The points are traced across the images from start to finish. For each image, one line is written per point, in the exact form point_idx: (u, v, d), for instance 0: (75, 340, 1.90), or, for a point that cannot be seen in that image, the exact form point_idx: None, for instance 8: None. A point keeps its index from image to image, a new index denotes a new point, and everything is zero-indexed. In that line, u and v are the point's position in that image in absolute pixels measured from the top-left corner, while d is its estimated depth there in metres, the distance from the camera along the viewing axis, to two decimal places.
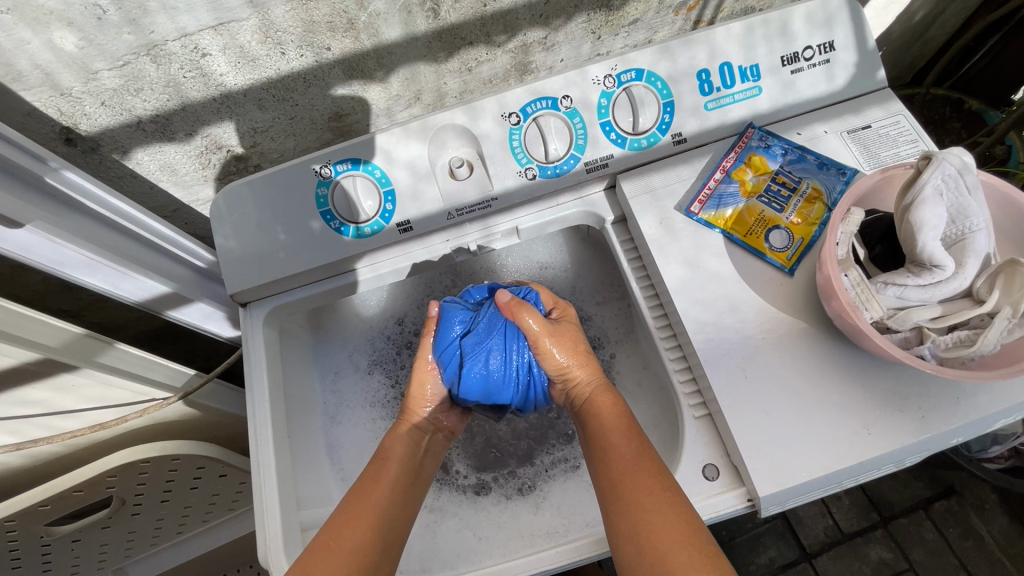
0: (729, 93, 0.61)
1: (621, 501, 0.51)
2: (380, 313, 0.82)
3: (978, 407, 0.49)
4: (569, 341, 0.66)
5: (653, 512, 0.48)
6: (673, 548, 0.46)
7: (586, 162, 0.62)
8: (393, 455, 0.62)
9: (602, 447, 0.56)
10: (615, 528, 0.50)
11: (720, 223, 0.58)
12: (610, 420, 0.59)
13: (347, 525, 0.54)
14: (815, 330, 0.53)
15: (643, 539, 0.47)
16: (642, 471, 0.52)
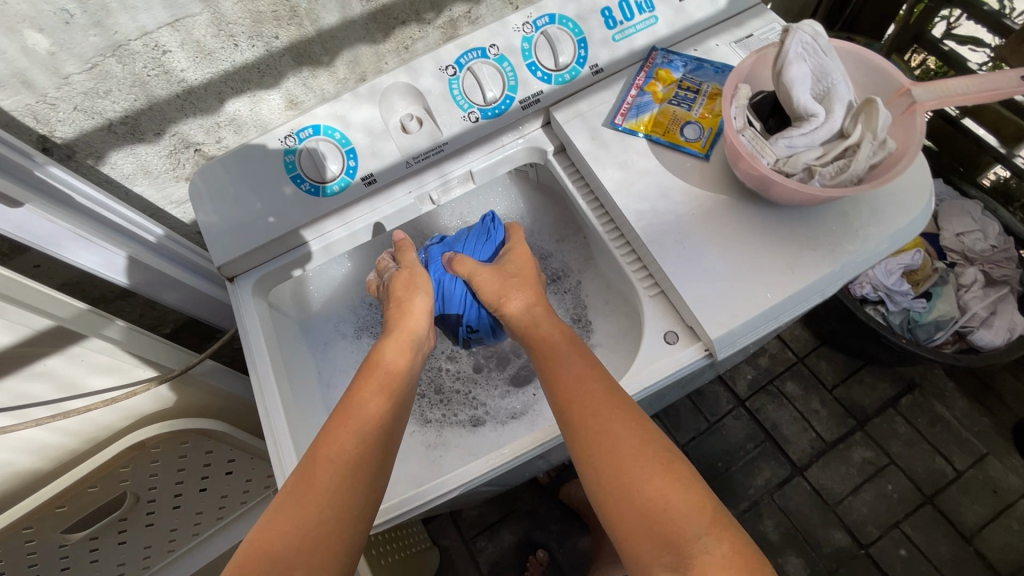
0: (632, 24, 0.71)
1: (577, 418, 0.56)
2: (358, 284, 0.89)
3: (875, 234, 0.59)
4: (498, 273, 0.74)
5: (608, 430, 0.55)
6: (628, 464, 0.52)
7: (520, 101, 0.71)
8: (367, 375, 0.63)
9: (556, 377, 0.61)
10: (574, 445, 0.56)
11: (641, 128, 0.67)
12: (568, 352, 0.63)
13: (343, 427, 0.57)
14: (735, 199, 0.62)
15: (602, 458, 0.53)
16: (593, 392, 0.58)
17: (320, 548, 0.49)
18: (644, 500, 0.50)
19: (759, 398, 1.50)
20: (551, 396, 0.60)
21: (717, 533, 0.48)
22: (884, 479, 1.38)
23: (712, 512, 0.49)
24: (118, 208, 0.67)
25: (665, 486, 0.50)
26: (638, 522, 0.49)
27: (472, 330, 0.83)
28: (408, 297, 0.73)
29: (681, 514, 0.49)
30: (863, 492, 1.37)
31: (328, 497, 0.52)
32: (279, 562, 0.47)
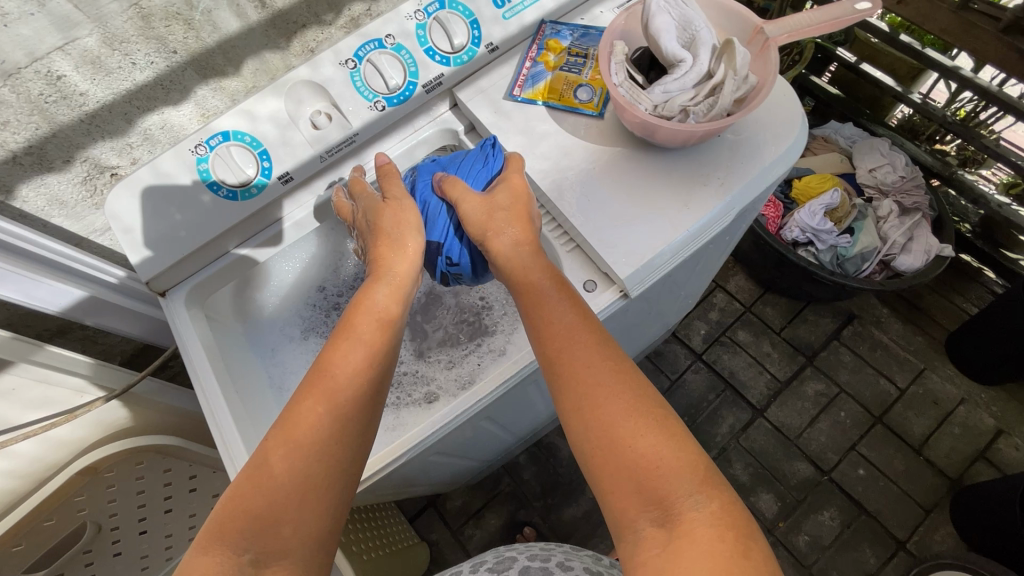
0: (519, 2, 0.75)
1: (567, 368, 0.56)
2: (301, 286, 0.92)
3: (757, 164, 0.65)
4: (487, 205, 0.67)
5: (598, 381, 0.55)
6: (617, 417, 0.52)
7: (423, 85, 0.74)
8: (343, 343, 0.60)
9: (545, 325, 0.59)
10: (563, 396, 0.56)
11: (538, 96, 0.71)
12: (557, 296, 0.61)
13: (315, 399, 0.55)
14: (630, 150, 0.67)
15: (591, 406, 0.53)
16: (583, 341, 0.57)
17: (303, 511, 0.51)
18: (634, 457, 0.50)
19: (714, 350, 1.56)
20: (539, 346, 0.59)
21: (706, 491, 0.49)
22: (837, 407, 1.46)
23: (703, 471, 0.50)
24: (47, 243, 0.69)
25: (657, 444, 0.51)
26: (625, 476, 0.50)
27: (452, 264, 0.76)
28: (397, 239, 0.70)
29: (670, 471, 0.49)
30: (819, 422, 1.45)
31: (304, 467, 0.52)
32: (264, 522, 0.49)
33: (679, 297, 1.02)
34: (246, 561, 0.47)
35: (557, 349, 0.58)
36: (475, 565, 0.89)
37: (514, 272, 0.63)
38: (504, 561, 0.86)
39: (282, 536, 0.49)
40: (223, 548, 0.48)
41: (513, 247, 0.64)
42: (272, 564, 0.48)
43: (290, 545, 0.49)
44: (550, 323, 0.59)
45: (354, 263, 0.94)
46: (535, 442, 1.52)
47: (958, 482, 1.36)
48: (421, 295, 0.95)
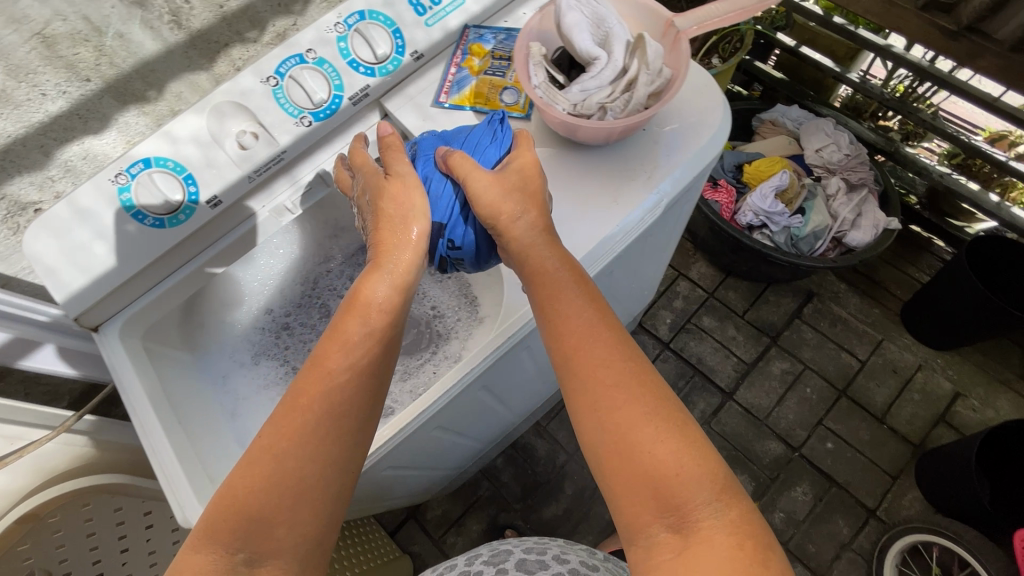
0: (441, 8, 0.76)
1: (582, 364, 0.55)
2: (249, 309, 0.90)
3: (679, 156, 0.66)
4: (500, 183, 0.62)
5: (620, 383, 0.54)
6: (639, 422, 0.51)
7: (349, 97, 0.74)
8: (343, 345, 0.57)
9: (563, 322, 0.57)
10: (579, 390, 0.55)
11: (465, 102, 0.71)
12: (577, 291, 0.59)
13: (313, 408, 0.54)
14: (558, 150, 0.68)
15: (613, 409, 0.52)
16: (600, 339, 0.56)
17: (297, 513, 0.51)
18: (655, 463, 0.50)
19: (680, 338, 1.58)
20: (553, 343, 0.58)
21: (726, 500, 0.50)
22: (803, 383, 1.49)
23: (722, 481, 0.50)
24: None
25: (678, 452, 0.50)
26: (641, 480, 0.50)
27: (453, 247, 0.69)
28: (401, 222, 0.63)
29: (690, 479, 0.49)
30: (787, 400, 1.48)
31: (300, 473, 0.51)
32: (257, 524, 0.50)
33: (631, 290, 1.02)
34: (239, 559, 0.49)
35: (580, 347, 0.56)
36: (470, 559, 0.92)
37: (531, 262, 0.60)
38: (499, 554, 0.91)
39: (277, 536, 0.50)
40: (215, 547, 0.49)
41: (529, 236, 0.61)
42: (265, 562, 0.50)
43: (284, 544, 0.50)
44: (573, 321, 0.57)
45: (302, 282, 0.93)
46: (511, 444, 1.51)
47: (921, 446, 1.40)
48: None
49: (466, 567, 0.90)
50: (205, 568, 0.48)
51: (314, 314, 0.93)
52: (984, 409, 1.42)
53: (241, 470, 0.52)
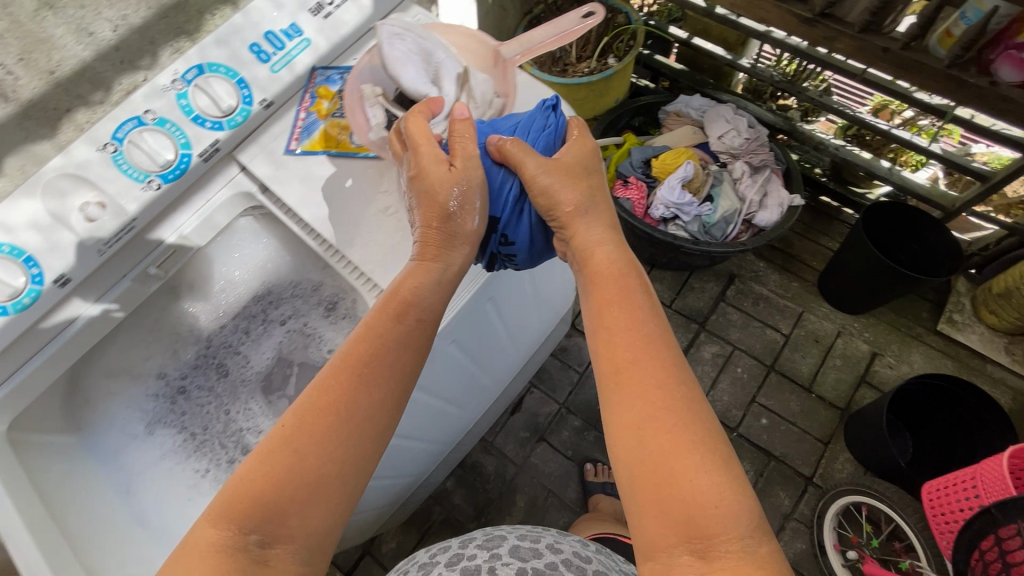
0: (286, 52, 0.74)
1: (626, 376, 0.58)
2: (139, 377, 0.86)
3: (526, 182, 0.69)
4: (570, 175, 0.68)
5: (663, 401, 0.55)
6: (676, 443, 0.52)
7: (199, 154, 0.72)
8: (380, 361, 0.59)
9: (611, 334, 0.61)
10: (625, 394, 0.57)
11: (316, 146, 0.71)
12: (625, 308, 0.62)
13: (340, 417, 0.55)
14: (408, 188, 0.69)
15: (651, 428, 0.54)
16: (651, 354, 0.58)
17: (312, 505, 0.53)
18: (687, 489, 0.50)
19: None
20: (602, 355, 0.60)
21: (757, 536, 0.50)
22: (734, 364, 1.54)
23: (755, 519, 0.50)
24: None
25: (716, 483, 0.50)
26: (670, 500, 0.51)
27: (506, 242, 0.73)
28: (457, 216, 0.64)
29: (724, 508, 0.50)
30: (721, 383, 1.51)
31: (322, 470, 0.54)
32: (272, 512, 0.51)
33: (534, 302, 1.03)
34: (251, 540, 0.50)
35: (628, 361, 0.58)
36: (465, 542, 0.93)
37: (592, 262, 0.67)
38: (494, 538, 0.91)
39: (289, 525, 0.52)
40: (231, 525, 0.51)
41: (595, 235, 0.68)
42: (276, 546, 0.51)
43: (296, 532, 0.52)
44: (623, 335, 0.60)
45: (194, 342, 0.90)
46: (459, 465, 1.49)
47: (847, 409, 1.45)
48: (269, 362, 0.90)
49: (460, 550, 0.90)
50: (218, 544, 0.50)
51: (212, 375, 0.89)
52: (899, 364, 1.50)
53: (264, 458, 0.53)
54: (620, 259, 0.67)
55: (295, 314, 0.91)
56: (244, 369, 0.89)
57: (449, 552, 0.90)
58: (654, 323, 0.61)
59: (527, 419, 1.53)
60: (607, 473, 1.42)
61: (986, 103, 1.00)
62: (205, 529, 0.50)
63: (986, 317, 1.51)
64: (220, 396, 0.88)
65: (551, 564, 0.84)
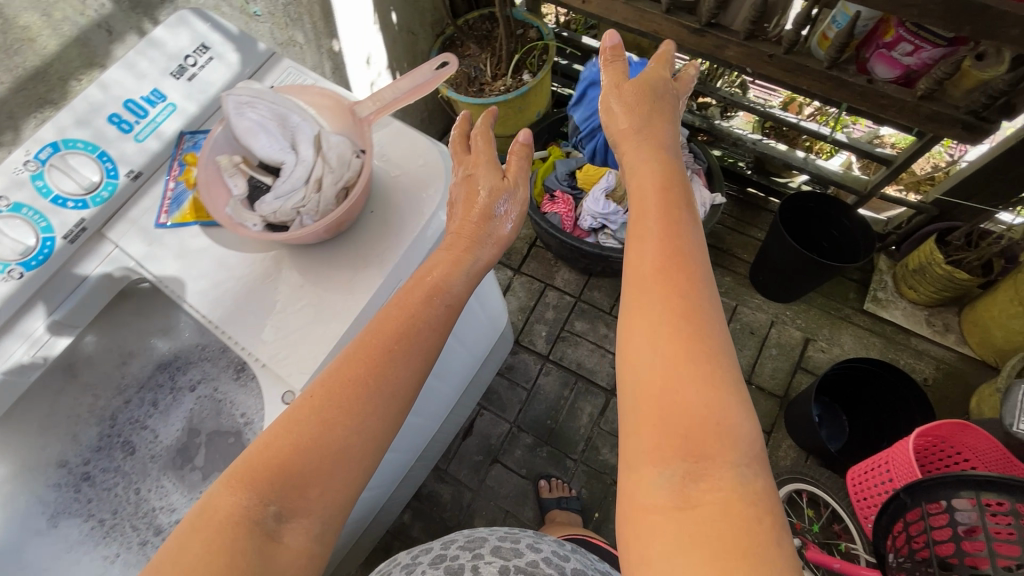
0: (151, 119, 0.72)
1: (642, 295, 0.57)
2: (36, 462, 0.80)
3: (408, 233, 0.67)
4: (631, 106, 0.82)
5: (689, 316, 0.55)
6: (690, 360, 0.52)
7: (63, 236, 0.68)
8: (400, 346, 0.60)
9: (638, 250, 0.61)
10: (646, 304, 0.56)
11: (184, 216, 0.70)
12: (657, 225, 0.63)
13: (358, 390, 0.57)
14: (286, 251, 0.67)
15: (670, 336, 0.53)
16: (673, 272, 0.58)
17: (332, 477, 0.54)
18: (693, 406, 0.49)
19: (558, 348, 1.62)
20: (632, 269, 0.60)
21: (753, 468, 0.48)
22: None
23: (751, 448, 0.49)
24: None
25: (715, 402, 0.50)
26: (674, 422, 0.49)
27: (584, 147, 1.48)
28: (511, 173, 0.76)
29: (723, 429, 0.49)
30: None
31: (346, 442, 0.55)
32: (294, 478, 0.52)
33: (455, 337, 1.02)
34: (269, 512, 0.50)
35: (659, 271, 0.58)
36: (445, 543, 0.90)
37: (635, 179, 0.73)
38: (476, 540, 0.88)
39: (309, 497, 0.52)
40: (250, 491, 0.51)
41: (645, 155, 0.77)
42: (293, 520, 0.51)
43: (313, 505, 0.53)
44: (659, 247, 0.60)
45: (96, 422, 0.85)
46: (415, 497, 1.47)
47: (786, 396, 1.50)
48: (179, 434, 0.87)
49: (443, 550, 0.87)
50: (235, 512, 0.50)
51: (117, 454, 0.85)
52: (831, 347, 1.55)
53: (289, 426, 0.54)
54: (665, 177, 0.71)
55: (205, 379, 0.87)
56: (153, 445, 0.86)
57: (433, 552, 0.87)
58: (690, 241, 0.61)
59: (480, 442, 1.52)
60: (562, 488, 1.41)
61: (867, 99, 1.04)
62: (224, 496, 0.50)
63: (907, 292, 1.57)
64: (128, 474, 0.85)
65: (532, 562, 0.82)
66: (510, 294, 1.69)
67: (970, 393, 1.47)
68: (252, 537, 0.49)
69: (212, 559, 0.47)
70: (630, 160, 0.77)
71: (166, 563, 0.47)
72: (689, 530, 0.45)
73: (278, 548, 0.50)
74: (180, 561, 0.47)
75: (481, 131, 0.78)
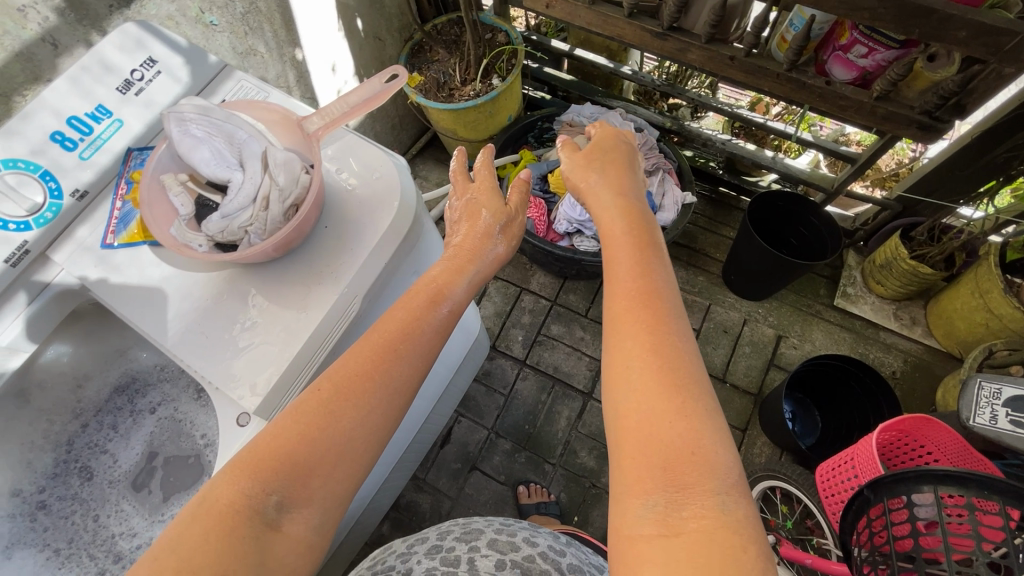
0: (96, 136, 0.70)
1: (614, 324, 0.59)
2: None
3: (363, 248, 0.66)
4: (586, 157, 0.85)
5: (663, 349, 0.55)
6: (668, 394, 0.52)
7: (5, 260, 0.65)
8: (405, 343, 0.60)
9: (611, 283, 0.63)
10: (617, 333, 0.58)
11: (133, 235, 0.68)
12: (625, 259, 0.65)
13: (362, 387, 0.56)
14: (240, 269, 0.66)
15: (642, 370, 0.54)
16: (643, 305, 0.59)
17: (336, 470, 0.53)
18: (672, 436, 0.50)
19: (535, 352, 1.62)
20: (608, 301, 0.62)
21: (734, 496, 0.48)
22: None
23: (731, 476, 0.49)
24: None
25: (692, 429, 0.50)
26: (651, 454, 0.50)
27: None
28: (505, 210, 0.82)
29: (703, 458, 0.49)
30: None
31: (350, 435, 0.54)
32: (300, 470, 0.51)
33: None
34: (271, 502, 0.50)
35: (631, 307, 0.59)
36: (442, 534, 0.89)
37: (601, 222, 0.74)
38: (472, 531, 0.87)
39: (311, 487, 0.52)
40: (254, 481, 0.50)
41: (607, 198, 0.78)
42: (294, 511, 0.51)
43: (314, 495, 0.52)
44: (631, 283, 0.61)
45: (51, 448, 0.82)
46: (393, 508, 1.46)
47: (759, 394, 1.52)
48: (139, 459, 0.85)
49: (439, 541, 0.86)
50: (237, 502, 0.49)
51: (74, 481, 0.83)
52: (803, 344, 1.58)
53: (293, 418, 0.54)
54: (628, 218, 0.72)
55: (166, 401, 0.88)
56: (114, 471, 0.84)
57: (428, 543, 0.86)
58: (659, 276, 0.63)
59: (458, 450, 1.51)
60: (541, 493, 1.41)
61: (827, 100, 1.06)
62: (225, 487, 0.49)
63: (875, 287, 1.61)
64: (86, 502, 0.82)
65: (529, 557, 0.81)
66: (486, 299, 1.69)
67: (935, 384, 1.51)
68: (252, 527, 0.48)
69: (212, 547, 0.46)
70: (593, 205, 0.79)
71: (164, 551, 0.46)
72: (675, 559, 0.45)
73: (277, 537, 0.50)
74: (178, 549, 0.46)
75: (485, 162, 0.86)
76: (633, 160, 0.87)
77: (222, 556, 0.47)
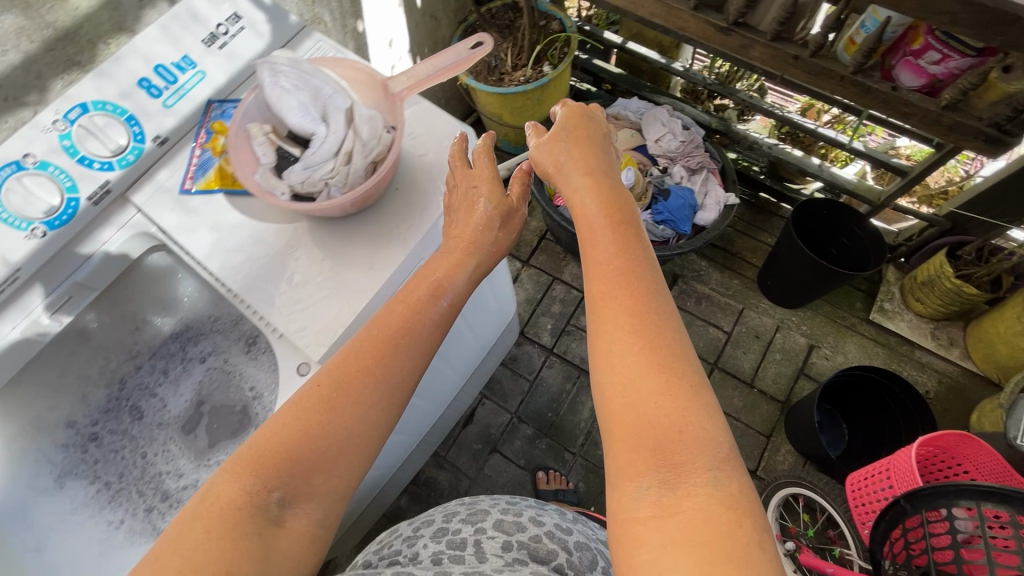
0: (180, 85, 0.72)
1: (598, 318, 0.58)
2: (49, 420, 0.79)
3: (431, 214, 0.68)
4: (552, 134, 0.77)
5: (649, 331, 0.55)
6: (654, 373, 0.52)
7: (88, 198, 0.68)
8: (404, 340, 0.59)
9: (589, 268, 0.62)
10: (599, 317, 0.58)
11: (210, 183, 0.70)
12: (605, 238, 0.64)
13: (356, 384, 0.56)
14: (312, 224, 0.68)
15: (625, 353, 0.54)
16: (623, 292, 0.58)
17: (338, 466, 0.53)
18: (661, 420, 0.50)
19: (563, 342, 1.62)
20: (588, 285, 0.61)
21: (726, 469, 0.48)
22: None
23: (724, 451, 0.49)
24: None
25: (679, 409, 0.50)
26: (643, 437, 0.50)
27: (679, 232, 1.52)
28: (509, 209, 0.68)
29: (690, 432, 0.49)
30: None
31: (348, 431, 0.54)
32: (297, 467, 0.52)
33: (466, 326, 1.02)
34: (273, 499, 0.50)
35: (611, 288, 0.59)
36: (448, 515, 0.89)
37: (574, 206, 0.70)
38: (476, 513, 0.86)
39: (313, 483, 0.52)
40: (253, 477, 0.50)
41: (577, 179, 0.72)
42: (297, 506, 0.51)
43: (317, 490, 0.53)
44: (614, 267, 0.61)
45: (106, 384, 0.85)
46: (413, 482, 1.47)
47: (787, 402, 1.50)
48: (188, 405, 0.88)
49: (444, 524, 0.86)
50: (238, 499, 0.49)
51: (125, 418, 0.85)
52: (835, 355, 1.56)
53: (290, 416, 0.54)
54: (602, 200, 0.68)
55: (216, 351, 0.89)
56: (161, 412, 0.87)
57: (433, 526, 0.87)
58: (636, 256, 0.61)
59: (479, 431, 1.53)
60: (559, 480, 1.42)
61: (891, 107, 1.04)
62: (227, 483, 0.50)
63: (914, 304, 1.58)
64: (135, 439, 0.85)
65: (534, 538, 0.81)
66: (518, 285, 1.70)
67: (969, 408, 1.48)
68: (256, 523, 0.49)
69: (214, 543, 0.47)
70: (563, 190, 0.73)
71: (165, 552, 0.46)
72: (671, 537, 0.45)
73: (281, 533, 0.50)
74: (179, 549, 0.46)
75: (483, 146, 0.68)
76: (602, 129, 0.79)
77: (227, 551, 0.47)
